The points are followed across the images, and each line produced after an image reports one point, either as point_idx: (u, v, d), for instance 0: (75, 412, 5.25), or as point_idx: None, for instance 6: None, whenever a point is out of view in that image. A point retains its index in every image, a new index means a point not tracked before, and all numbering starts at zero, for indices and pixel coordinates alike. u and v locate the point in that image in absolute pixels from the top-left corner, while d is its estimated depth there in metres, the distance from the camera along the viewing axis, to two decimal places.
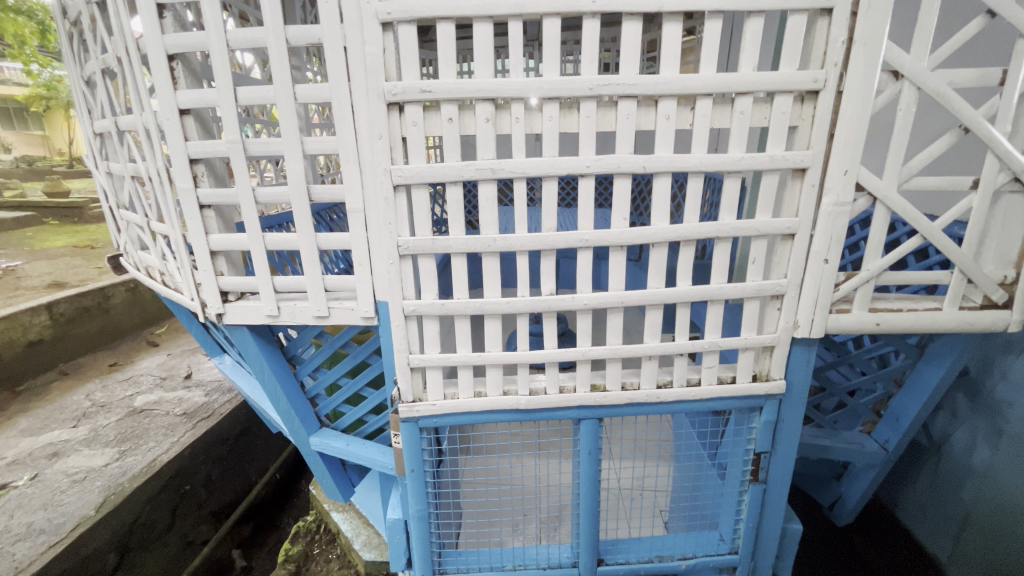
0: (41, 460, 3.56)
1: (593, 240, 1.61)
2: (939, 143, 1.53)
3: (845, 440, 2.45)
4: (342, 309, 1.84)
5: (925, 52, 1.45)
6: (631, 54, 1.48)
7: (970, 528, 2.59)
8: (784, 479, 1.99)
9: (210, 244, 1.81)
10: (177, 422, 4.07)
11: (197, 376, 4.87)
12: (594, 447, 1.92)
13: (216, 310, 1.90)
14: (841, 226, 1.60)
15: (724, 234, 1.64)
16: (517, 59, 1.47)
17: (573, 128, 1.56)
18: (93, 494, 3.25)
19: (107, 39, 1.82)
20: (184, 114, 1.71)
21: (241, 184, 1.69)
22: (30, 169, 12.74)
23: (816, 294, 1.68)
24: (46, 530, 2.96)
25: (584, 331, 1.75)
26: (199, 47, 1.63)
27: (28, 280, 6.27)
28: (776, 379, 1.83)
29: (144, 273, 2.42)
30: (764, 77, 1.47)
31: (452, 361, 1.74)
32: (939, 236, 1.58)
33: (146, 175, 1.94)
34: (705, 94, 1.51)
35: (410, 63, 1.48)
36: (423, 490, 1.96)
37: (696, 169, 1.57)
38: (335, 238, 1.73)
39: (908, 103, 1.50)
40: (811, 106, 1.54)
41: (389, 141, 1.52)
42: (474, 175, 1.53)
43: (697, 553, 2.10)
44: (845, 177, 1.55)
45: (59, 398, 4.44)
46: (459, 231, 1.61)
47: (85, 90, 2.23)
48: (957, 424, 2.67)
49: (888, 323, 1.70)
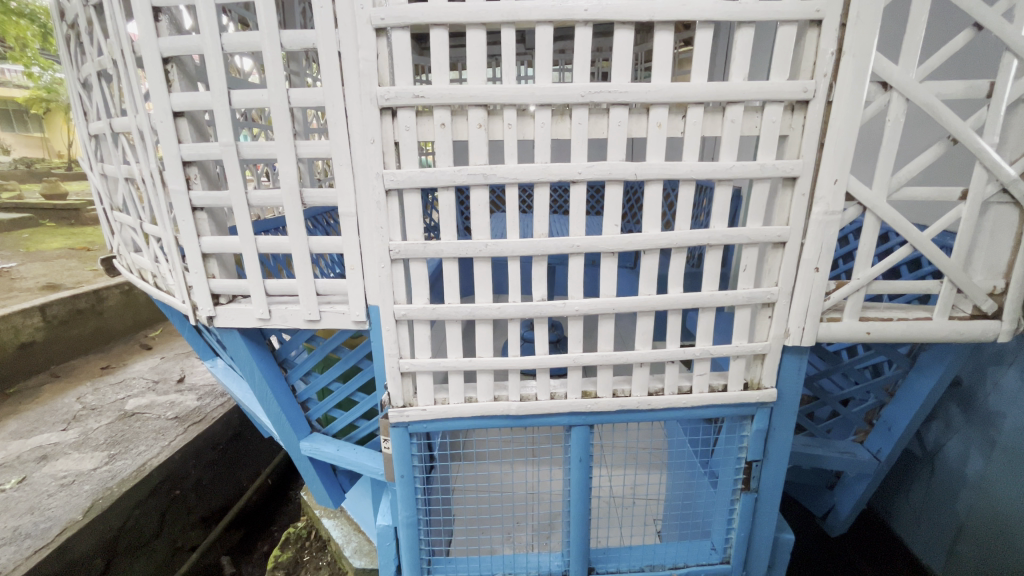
0: (29, 463, 3.52)
1: (585, 246, 1.62)
2: (927, 154, 1.55)
3: (838, 449, 2.43)
4: (333, 313, 1.83)
5: (914, 64, 1.47)
6: (623, 63, 1.50)
7: (963, 541, 2.57)
8: (776, 487, 1.98)
9: (203, 247, 1.81)
10: (169, 426, 4.03)
11: (190, 379, 4.83)
12: (586, 453, 1.91)
13: (207, 312, 1.89)
14: (831, 235, 1.61)
15: (715, 242, 1.64)
16: (510, 65, 1.47)
17: (565, 134, 1.56)
18: (81, 498, 3.21)
19: (103, 42, 1.83)
20: (178, 117, 1.71)
21: (234, 187, 1.69)
22: (29, 170, 12.67)
23: (807, 302, 1.68)
24: (32, 534, 2.92)
25: (576, 337, 1.75)
26: (195, 50, 1.63)
27: (22, 281, 6.24)
28: (768, 387, 1.82)
29: (137, 275, 2.41)
30: (756, 86, 1.49)
31: (444, 366, 1.73)
32: (928, 246, 1.59)
33: (140, 178, 1.94)
34: (696, 103, 1.51)
35: (404, 69, 1.48)
36: (412, 496, 1.95)
37: (688, 176, 1.58)
38: (328, 242, 1.75)
39: (897, 112, 1.51)
40: (801, 115, 1.55)
41: (382, 145, 1.53)
42: (467, 180, 1.54)
43: (689, 563, 2.08)
44: (835, 186, 1.56)
45: (50, 400, 4.41)
46: (451, 236, 1.62)
47: (81, 91, 2.23)
48: (950, 434, 2.66)
49: (879, 332, 1.71)
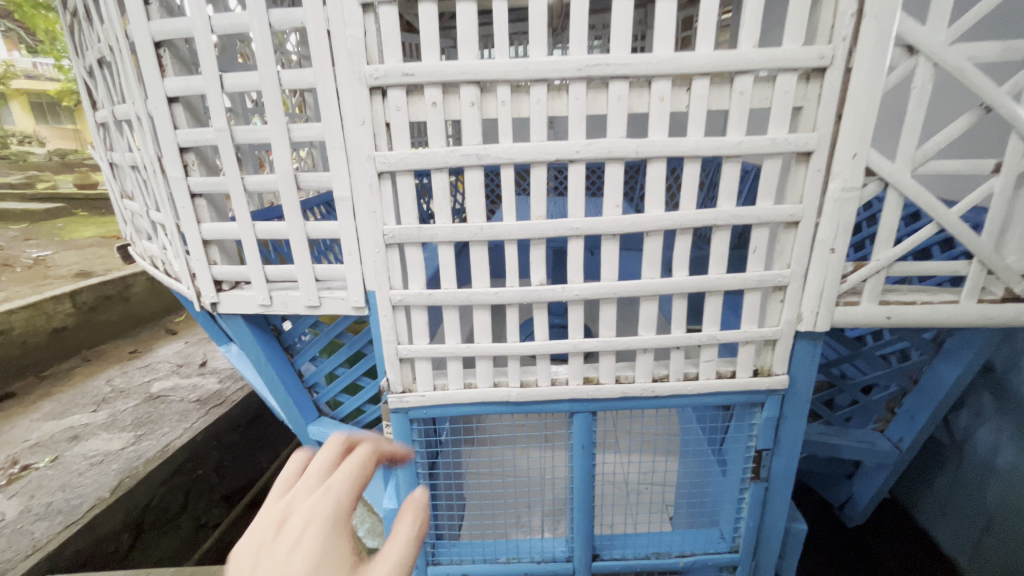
0: (61, 443, 3.68)
1: (585, 228, 1.55)
2: (957, 124, 1.43)
3: (856, 438, 2.33)
4: (333, 299, 1.82)
5: (943, 24, 1.35)
6: (622, 32, 1.41)
7: (993, 533, 2.45)
8: (788, 477, 1.91)
9: (203, 233, 1.81)
10: (191, 409, 4.16)
11: (211, 363, 4.97)
12: (588, 440, 1.87)
13: (210, 298, 1.90)
14: (849, 214, 1.51)
15: (722, 222, 1.55)
16: (502, 40, 1.41)
17: (562, 111, 1.49)
18: (109, 477, 3.35)
19: (100, 28, 1.82)
20: (173, 102, 1.70)
21: (230, 173, 1.68)
22: (62, 160, 13.04)
23: (822, 285, 1.59)
24: (64, 510, 3.06)
25: (577, 323, 1.70)
26: (185, 33, 1.60)
27: (55, 269, 6.49)
28: (779, 374, 1.75)
29: (149, 262, 2.45)
30: (767, 53, 1.39)
31: (441, 352, 1.70)
32: (956, 224, 1.49)
33: (142, 165, 1.95)
34: (701, 74, 1.42)
35: (393, 46, 1.43)
36: (414, 482, 1.96)
37: (694, 153, 1.49)
38: (324, 227, 1.72)
39: (924, 79, 1.40)
40: (817, 85, 1.44)
41: (373, 126, 1.49)
42: (460, 161, 1.49)
43: (696, 551, 2.05)
44: (854, 161, 1.46)
45: (81, 383, 4.60)
46: (446, 220, 1.58)
47: (86, 79, 2.24)
48: (980, 422, 2.52)
49: (899, 317, 1.62)
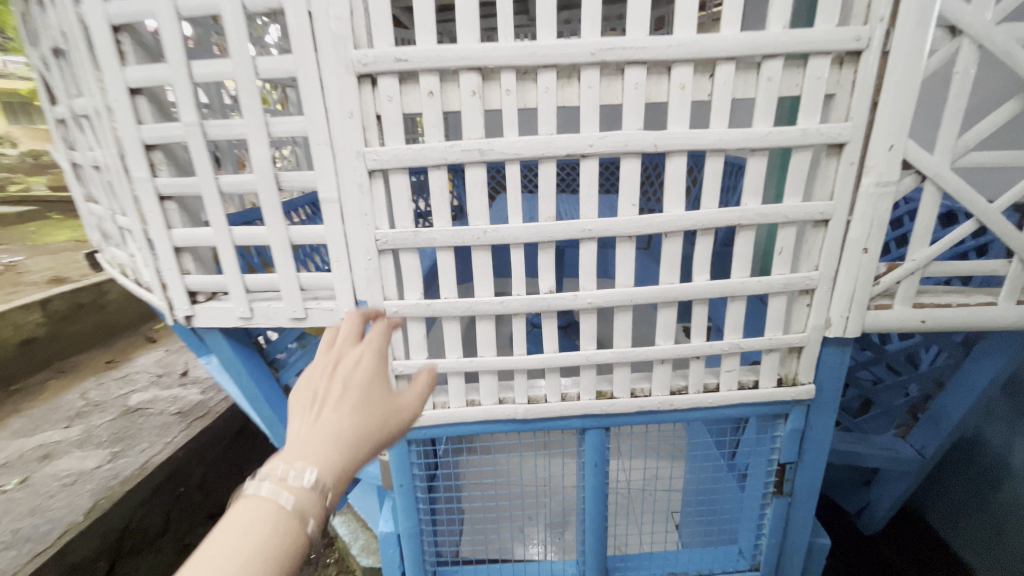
0: (31, 463, 3.46)
1: (598, 230, 1.41)
2: (1000, 111, 1.32)
3: (879, 445, 2.23)
4: (320, 310, 1.65)
5: (989, 2, 1.24)
6: (639, 12, 1.27)
7: (1008, 533, 2.38)
8: (812, 491, 1.80)
9: (174, 239, 1.64)
10: (172, 422, 3.95)
11: (193, 372, 4.75)
12: (600, 458, 1.74)
13: (184, 311, 1.73)
14: (883, 211, 1.39)
15: (747, 221, 1.43)
16: (505, 21, 1.26)
17: (572, 100, 1.35)
18: (83, 498, 3.14)
19: (52, 12, 1.63)
20: (136, 94, 1.52)
21: (203, 173, 1.51)
22: None
23: (853, 288, 1.47)
24: (33, 537, 2.85)
25: (589, 332, 1.56)
26: (147, 15, 1.43)
27: (27, 276, 6.19)
28: (804, 384, 1.63)
29: (118, 271, 2.26)
30: (799, 35, 1.26)
31: (442, 368, 1.56)
32: (997, 220, 1.38)
33: (105, 165, 1.76)
34: (726, 58, 1.29)
35: (383, 28, 1.28)
36: (412, 506, 1.81)
37: (717, 146, 1.35)
38: (309, 231, 1.56)
39: (967, 62, 1.28)
40: (850, 70, 1.32)
41: (362, 119, 1.34)
42: (461, 157, 1.34)
43: (715, 571, 1.94)
44: (890, 153, 1.34)
45: (53, 398, 4.35)
46: (444, 222, 1.43)
47: (42, 71, 2.04)
48: (994, 422, 2.46)
49: (934, 320, 1.51)
